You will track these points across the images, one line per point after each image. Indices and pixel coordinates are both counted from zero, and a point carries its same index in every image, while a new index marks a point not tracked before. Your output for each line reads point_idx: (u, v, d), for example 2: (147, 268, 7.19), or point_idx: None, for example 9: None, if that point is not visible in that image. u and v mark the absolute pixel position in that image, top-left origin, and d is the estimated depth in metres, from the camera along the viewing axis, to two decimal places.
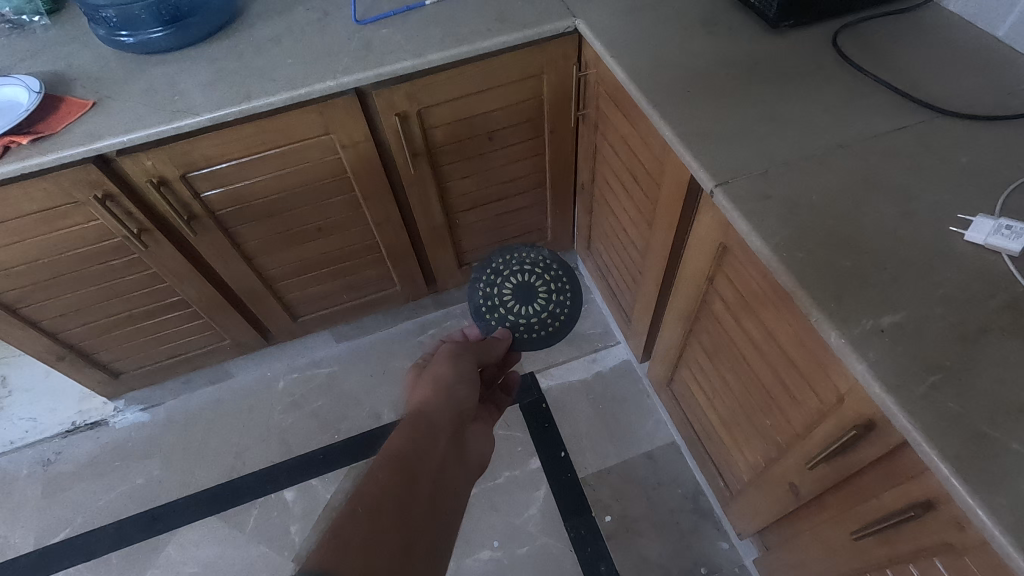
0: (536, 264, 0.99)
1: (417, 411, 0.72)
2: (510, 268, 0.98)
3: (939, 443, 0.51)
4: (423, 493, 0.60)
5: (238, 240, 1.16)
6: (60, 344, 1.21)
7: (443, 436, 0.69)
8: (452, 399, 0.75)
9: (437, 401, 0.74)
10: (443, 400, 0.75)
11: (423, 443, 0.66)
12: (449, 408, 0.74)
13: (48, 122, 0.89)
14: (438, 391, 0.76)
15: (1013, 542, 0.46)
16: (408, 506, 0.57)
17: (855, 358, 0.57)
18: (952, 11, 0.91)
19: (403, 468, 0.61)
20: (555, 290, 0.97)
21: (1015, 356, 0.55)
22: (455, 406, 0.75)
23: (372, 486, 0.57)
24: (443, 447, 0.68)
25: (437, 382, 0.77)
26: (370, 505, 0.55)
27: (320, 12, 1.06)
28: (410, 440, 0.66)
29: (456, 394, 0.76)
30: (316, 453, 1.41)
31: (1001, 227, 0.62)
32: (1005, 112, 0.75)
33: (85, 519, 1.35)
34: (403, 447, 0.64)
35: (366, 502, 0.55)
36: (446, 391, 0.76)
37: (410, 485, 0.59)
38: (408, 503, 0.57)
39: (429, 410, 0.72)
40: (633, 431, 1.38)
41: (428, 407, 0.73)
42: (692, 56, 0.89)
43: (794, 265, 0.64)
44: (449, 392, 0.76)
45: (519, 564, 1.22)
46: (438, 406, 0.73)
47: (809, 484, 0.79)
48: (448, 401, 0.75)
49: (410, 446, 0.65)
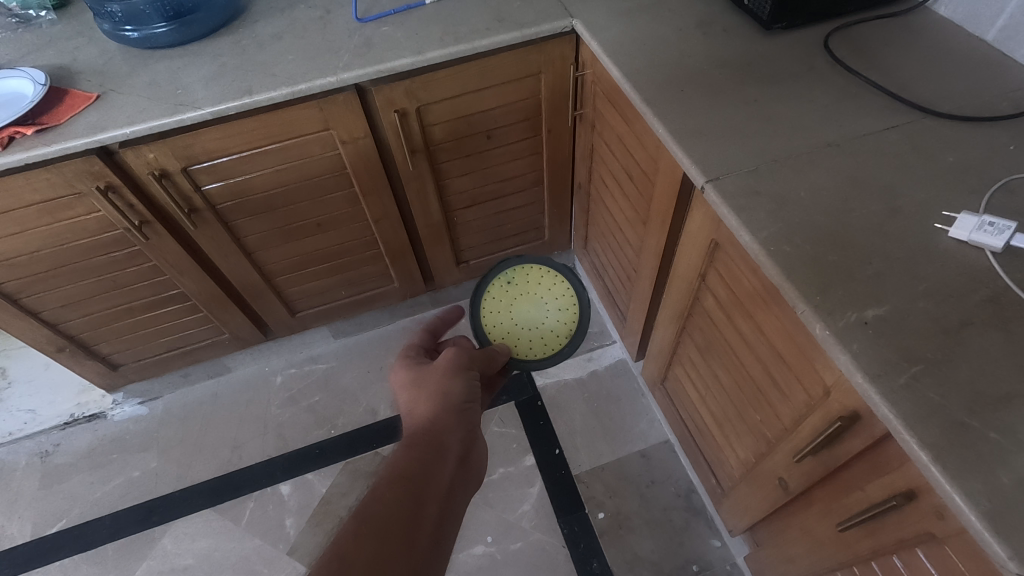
0: (532, 279, 0.97)
1: (424, 427, 0.69)
2: (557, 293, 0.95)
3: (918, 431, 0.52)
4: (431, 518, 0.58)
5: (238, 234, 1.17)
6: (60, 335, 1.23)
7: (453, 457, 0.66)
8: (465, 414, 0.71)
9: (448, 419, 0.70)
10: (457, 416, 0.71)
11: (432, 462, 0.64)
12: (461, 425, 0.70)
13: (52, 113, 0.91)
14: (452, 404, 0.71)
15: (988, 526, 0.47)
16: (414, 532, 0.56)
17: (839, 349, 0.58)
18: (943, 16, 0.93)
19: (410, 491, 0.60)
20: (502, 299, 0.95)
21: (995, 348, 0.57)
22: (469, 420, 0.71)
23: (376, 508, 0.57)
24: (451, 468, 0.65)
25: (445, 394, 0.72)
26: (374, 531, 0.55)
27: (322, 11, 1.08)
28: (417, 459, 0.64)
29: (471, 413, 0.72)
30: (312, 448, 1.42)
31: (984, 223, 0.63)
32: (992, 113, 0.77)
33: (82, 510, 1.36)
34: (410, 467, 0.63)
35: (372, 527, 0.55)
36: (462, 408, 0.72)
37: (416, 508, 0.58)
38: (412, 527, 0.56)
39: (437, 424, 0.69)
40: (626, 430, 1.39)
41: (439, 419, 0.70)
42: (686, 56, 0.91)
43: (781, 258, 0.65)
44: (464, 408, 0.72)
45: (511, 560, 1.23)
46: (452, 420, 0.70)
47: (797, 479, 0.80)
48: (461, 419, 0.71)
49: (418, 467, 0.63)
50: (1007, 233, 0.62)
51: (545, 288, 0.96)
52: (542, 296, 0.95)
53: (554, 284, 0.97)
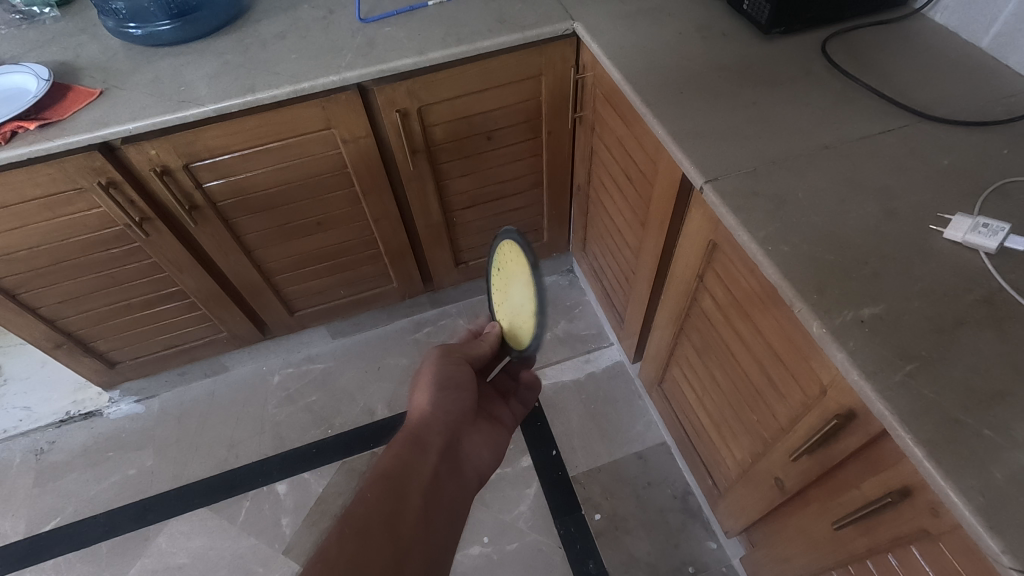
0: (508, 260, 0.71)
1: (407, 426, 0.69)
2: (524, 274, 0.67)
3: (913, 427, 0.53)
4: (415, 512, 0.59)
5: (238, 233, 1.18)
6: (57, 331, 1.22)
7: (435, 451, 0.67)
8: (446, 406, 0.71)
9: (426, 415, 0.69)
10: (439, 409, 0.70)
11: (414, 458, 0.64)
12: (442, 418, 0.70)
13: (56, 108, 0.91)
14: (433, 395, 0.71)
15: (981, 520, 0.48)
16: (396, 527, 0.56)
17: (835, 346, 0.59)
18: (938, 23, 0.94)
19: (392, 489, 0.60)
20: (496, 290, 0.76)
21: (989, 347, 0.57)
22: (452, 414, 0.71)
23: (359, 507, 0.57)
24: (434, 463, 0.65)
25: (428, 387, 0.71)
26: (358, 530, 0.55)
27: (325, 11, 1.08)
28: (398, 456, 0.64)
29: (450, 401, 0.71)
30: (309, 447, 1.42)
31: (978, 224, 0.64)
32: (985, 118, 0.78)
33: (76, 508, 1.35)
34: (392, 465, 0.63)
35: (356, 526, 0.55)
36: (440, 397, 0.71)
37: (399, 504, 0.59)
38: (395, 522, 0.57)
39: (420, 420, 0.69)
40: (623, 432, 1.39)
41: (421, 415, 0.69)
42: (685, 60, 0.92)
43: (779, 258, 0.66)
44: (445, 399, 0.71)
45: (508, 561, 1.23)
46: (435, 416, 0.69)
47: (793, 478, 0.80)
48: (442, 412, 0.70)
49: (401, 465, 0.63)
50: (1000, 234, 0.63)
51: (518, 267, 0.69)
52: (514, 274, 0.69)
53: (519, 258, 0.66)
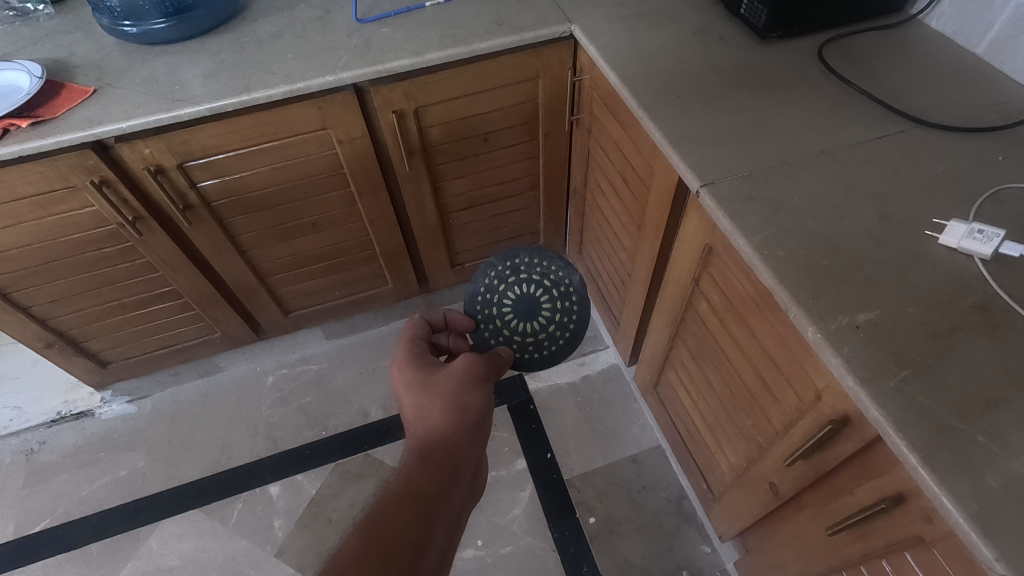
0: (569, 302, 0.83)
1: (440, 441, 0.65)
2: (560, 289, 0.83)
3: (908, 433, 0.53)
4: (437, 544, 0.56)
5: (233, 232, 1.17)
6: (48, 331, 1.21)
7: (464, 476, 0.64)
8: (480, 434, 0.68)
9: (468, 432, 0.66)
10: (475, 435, 0.67)
11: (444, 481, 0.61)
12: (477, 442, 0.67)
13: (48, 106, 0.91)
14: (471, 418, 0.67)
15: (975, 527, 0.48)
16: (421, 557, 0.53)
17: (831, 351, 0.59)
18: (934, 29, 0.94)
19: (420, 513, 0.57)
20: (526, 347, 0.82)
21: (983, 354, 0.57)
22: (483, 441, 0.68)
23: (385, 526, 0.55)
24: (462, 488, 0.63)
25: (467, 407, 0.67)
26: (381, 553, 0.52)
27: (321, 11, 1.08)
28: (430, 476, 0.61)
29: (485, 431, 0.68)
30: (303, 448, 1.41)
31: (973, 231, 0.64)
32: (979, 124, 0.78)
33: (67, 509, 1.34)
34: (423, 485, 0.60)
35: (379, 548, 0.52)
36: (478, 423, 0.67)
37: (426, 531, 0.56)
38: (421, 553, 0.54)
39: (453, 438, 0.65)
40: (618, 433, 1.39)
41: (455, 435, 0.65)
42: (682, 63, 0.92)
43: (775, 264, 0.66)
44: (481, 427, 0.68)
45: (502, 564, 1.22)
46: (470, 440, 0.66)
47: (787, 482, 0.80)
48: (478, 437, 0.67)
49: (434, 486, 0.60)
50: (995, 240, 0.63)
51: (570, 309, 0.83)
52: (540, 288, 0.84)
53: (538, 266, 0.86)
